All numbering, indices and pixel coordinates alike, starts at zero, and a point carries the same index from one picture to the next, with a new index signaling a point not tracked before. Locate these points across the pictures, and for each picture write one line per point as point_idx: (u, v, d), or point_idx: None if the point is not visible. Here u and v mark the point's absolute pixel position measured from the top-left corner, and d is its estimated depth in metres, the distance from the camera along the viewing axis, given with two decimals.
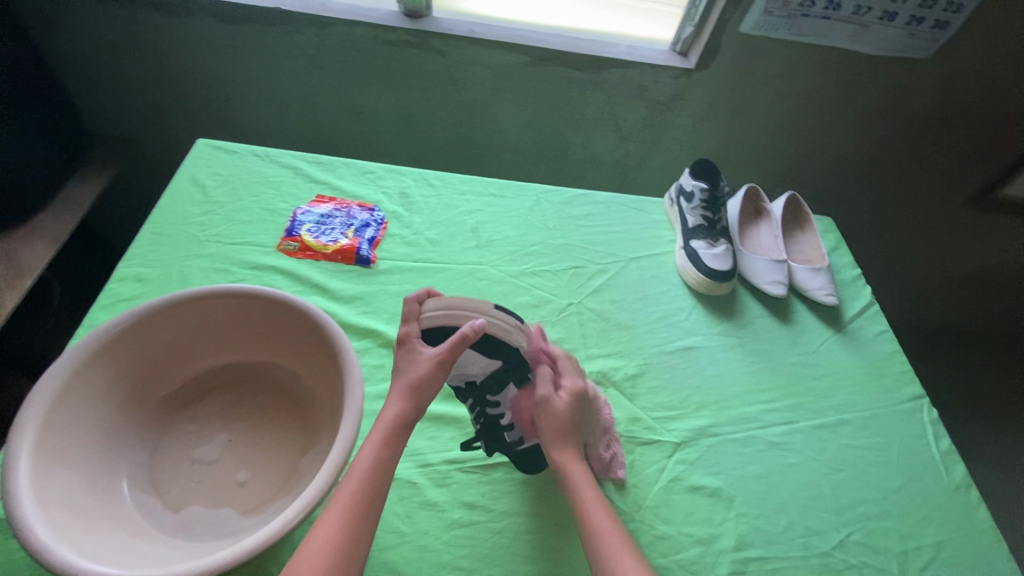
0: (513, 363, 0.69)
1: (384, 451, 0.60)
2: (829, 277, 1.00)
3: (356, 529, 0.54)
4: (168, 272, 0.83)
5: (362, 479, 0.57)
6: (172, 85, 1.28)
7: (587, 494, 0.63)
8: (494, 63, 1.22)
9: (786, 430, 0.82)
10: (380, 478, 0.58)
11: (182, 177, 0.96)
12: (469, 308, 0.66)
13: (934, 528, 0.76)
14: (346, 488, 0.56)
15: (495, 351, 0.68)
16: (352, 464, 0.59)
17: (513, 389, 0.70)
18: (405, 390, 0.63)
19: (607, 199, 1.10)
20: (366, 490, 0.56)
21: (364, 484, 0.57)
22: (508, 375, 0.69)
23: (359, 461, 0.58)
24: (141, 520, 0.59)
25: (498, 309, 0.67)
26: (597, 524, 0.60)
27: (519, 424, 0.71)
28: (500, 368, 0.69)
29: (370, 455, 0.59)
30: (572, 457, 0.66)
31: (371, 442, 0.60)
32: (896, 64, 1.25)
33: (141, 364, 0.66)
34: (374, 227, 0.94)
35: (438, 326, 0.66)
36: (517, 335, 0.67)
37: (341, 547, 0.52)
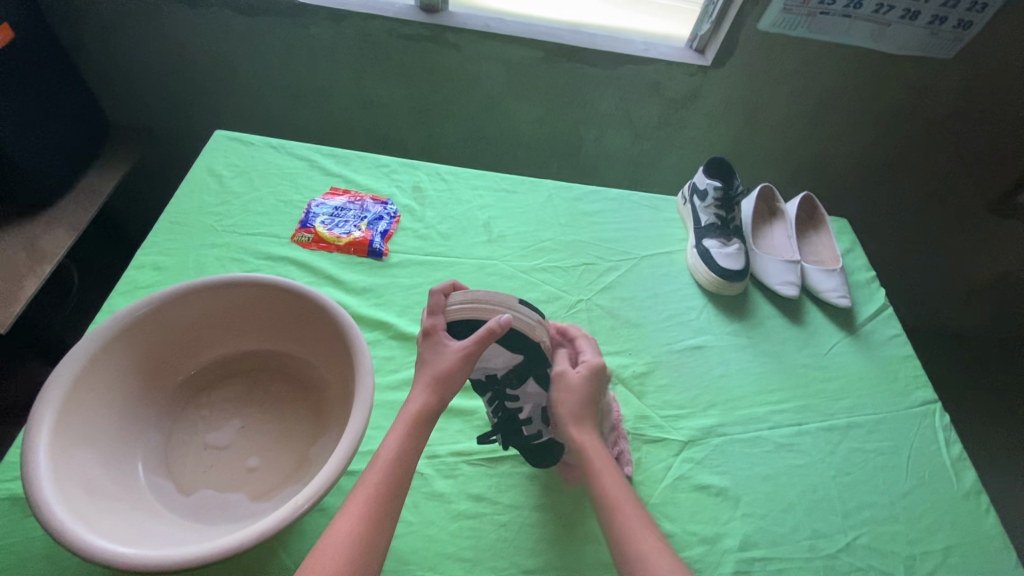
0: (536, 358, 0.68)
1: (407, 443, 0.59)
2: (843, 279, 0.99)
3: (379, 521, 0.54)
4: (185, 260, 0.84)
5: (385, 470, 0.57)
6: (191, 77, 1.30)
7: (606, 476, 0.62)
8: (509, 58, 1.22)
9: (794, 431, 0.82)
10: (402, 469, 0.58)
11: (200, 167, 0.97)
12: (495, 301, 0.65)
13: (942, 535, 0.75)
14: (369, 479, 0.56)
15: (520, 345, 0.67)
16: (376, 455, 0.59)
17: (534, 384, 0.69)
18: (430, 383, 0.62)
19: (619, 196, 1.10)
20: (389, 481, 0.56)
21: (387, 475, 0.57)
22: (530, 368, 0.68)
23: (382, 453, 0.58)
24: (155, 502, 0.61)
25: (524, 304, 0.66)
26: (616, 506, 0.60)
27: (538, 418, 0.71)
28: (522, 362, 0.68)
29: (392, 446, 0.59)
30: (591, 437, 0.66)
31: (394, 435, 0.60)
32: (917, 64, 1.23)
33: (157, 349, 0.67)
34: (387, 221, 0.95)
35: (462, 320, 0.65)
36: (538, 329, 0.66)
37: (364, 540, 0.52)
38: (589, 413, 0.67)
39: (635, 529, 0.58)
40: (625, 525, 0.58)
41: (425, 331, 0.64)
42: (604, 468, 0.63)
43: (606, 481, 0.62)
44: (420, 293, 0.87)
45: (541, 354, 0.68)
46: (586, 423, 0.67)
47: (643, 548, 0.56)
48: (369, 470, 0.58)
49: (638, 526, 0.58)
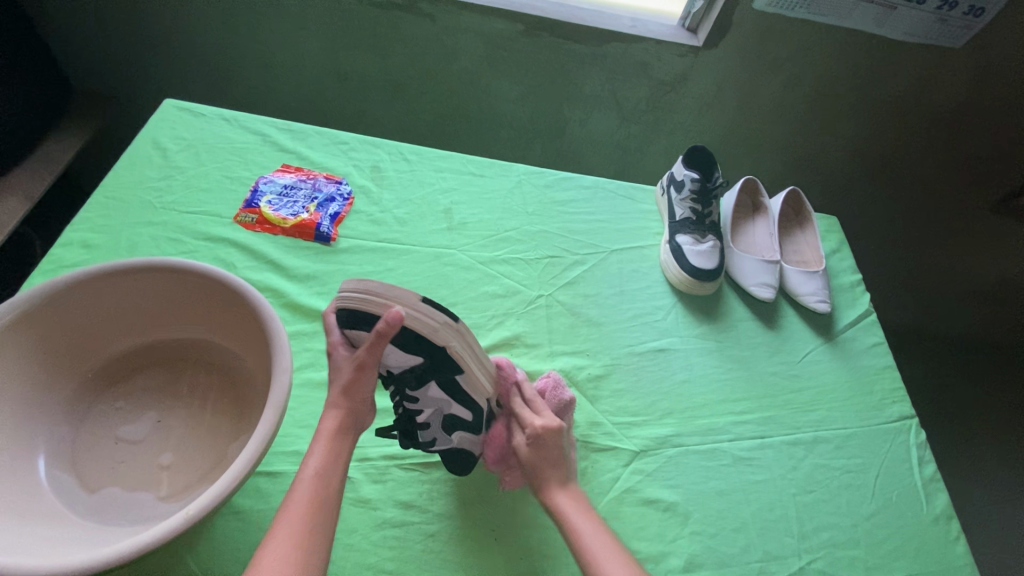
0: (440, 362, 0.60)
1: (328, 459, 0.55)
2: (824, 282, 0.93)
3: (315, 540, 0.50)
4: (118, 239, 0.80)
5: (313, 488, 0.53)
6: (158, 41, 1.22)
7: (578, 517, 0.59)
8: (486, 31, 1.15)
9: (756, 444, 0.77)
10: (329, 485, 0.54)
11: (144, 139, 0.92)
12: (387, 293, 0.57)
13: (905, 562, 0.71)
14: (296, 499, 0.52)
15: (418, 348, 0.59)
16: (297, 477, 0.54)
17: (436, 388, 0.62)
18: (337, 395, 0.59)
19: (593, 184, 1.03)
20: (320, 497, 0.52)
21: (317, 493, 0.52)
22: (430, 373, 0.61)
23: (304, 474, 0.54)
24: (53, 499, 0.57)
25: (425, 302, 0.58)
26: (590, 547, 0.56)
27: (438, 424, 0.64)
28: (422, 364, 0.61)
29: (316, 465, 0.55)
30: (561, 479, 0.62)
31: (314, 452, 0.56)
32: (923, 53, 1.15)
33: (67, 335, 0.63)
34: (339, 202, 0.90)
35: (351, 311, 0.58)
36: (443, 334, 0.59)
37: (304, 561, 0.48)
38: (561, 464, 0.62)
39: (612, 568, 0.54)
40: (604, 568, 0.54)
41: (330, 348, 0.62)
42: (576, 511, 0.59)
43: (578, 520, 0.58)
44: None
45: (441, 361, 0.60)
46: (557, 471, 0.62)
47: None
48: (291, 492, 0.53)
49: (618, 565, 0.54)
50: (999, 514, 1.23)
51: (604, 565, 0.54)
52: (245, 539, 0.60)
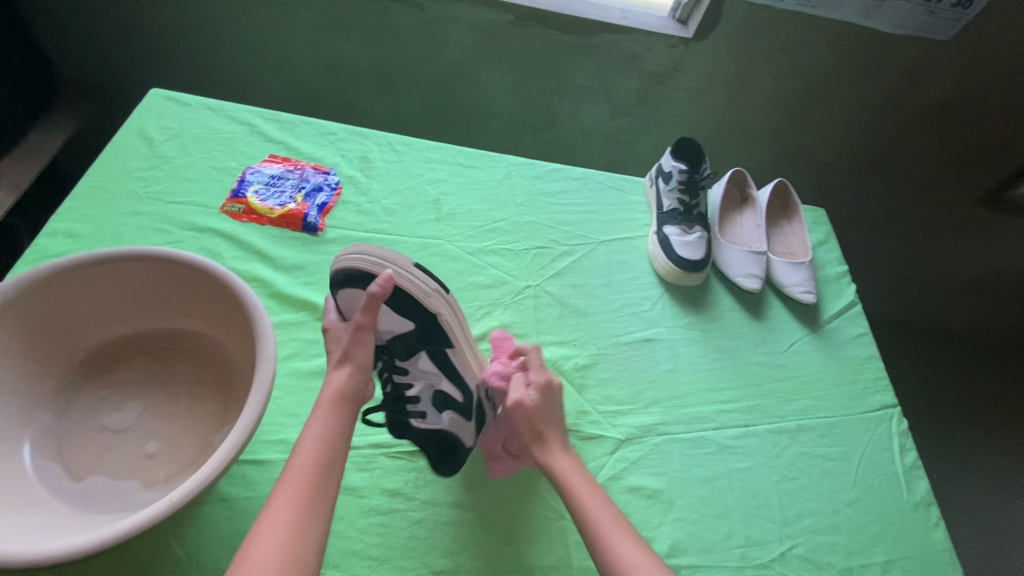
0: (429, 330, 0.66)
1: (331, 424, 0.55)
2: (810, 273, 0.93)
3: (317, 503, 0.49)
4: (103, 228, 0.80)
5: (316, 452, 0.52)
6: (145, 28, 1.21)
7: (583, 488, 0.58)
8: (476, 21, 1.14)
9: (740, 433, 0.78)
10: (332, 449, 0.53)
11: (129, 128, 0.92)
12: (385, 257, 0.62)
13: (885, 547, 0.72)
14: (298, 464, 0.51)
15: (410, 313, 0.65)
16: (298, 443, 0.53)
17: (426, 360, 0.67)
18: (338, 362, 0.59)
19: (582, 175, 1.03)
20: (321, 462, 0.52)
21: (318, 458, 0.52)
22: (420, 342, 0.67)
23: (306, 440, 0.53)
24: (38, 487, 0.57)
25: (418, 268, 0.64)
26: (593, 517, 0.56)
27: (429, 401, 0.65)
28: (413, 332, 0.66)
29: (319, 430, 0.54)
30: (563, 449, 0.62)
31: (317, 418, 0.55)
32: (912, 45, 1.16)
33: (51, 324, 0.62)
34: (326, 192, 0.90)
35: (348, 272, 0.62)
36: (435, 299, 0.65)
37: (304, 523, 0.47)
38: (560, 429, 0.63)
39: (616, 538, 0.54)
40: (602, 532, 0.54)
41: (326, 329, 0.63)
42: (581, 483, 0.59)
43: (583, 491, 0.58)
44: None
45: (431, 328, 0.66)
46: (557, 438, 0.62)
47: (625, 557, 0.52)
48: (293, 457, 0.52)
49: (622, 536, 0.54)
50: (987, 503, 1.23)
51: (607, 535, 0.54)
52: (231, 526, 0.61)
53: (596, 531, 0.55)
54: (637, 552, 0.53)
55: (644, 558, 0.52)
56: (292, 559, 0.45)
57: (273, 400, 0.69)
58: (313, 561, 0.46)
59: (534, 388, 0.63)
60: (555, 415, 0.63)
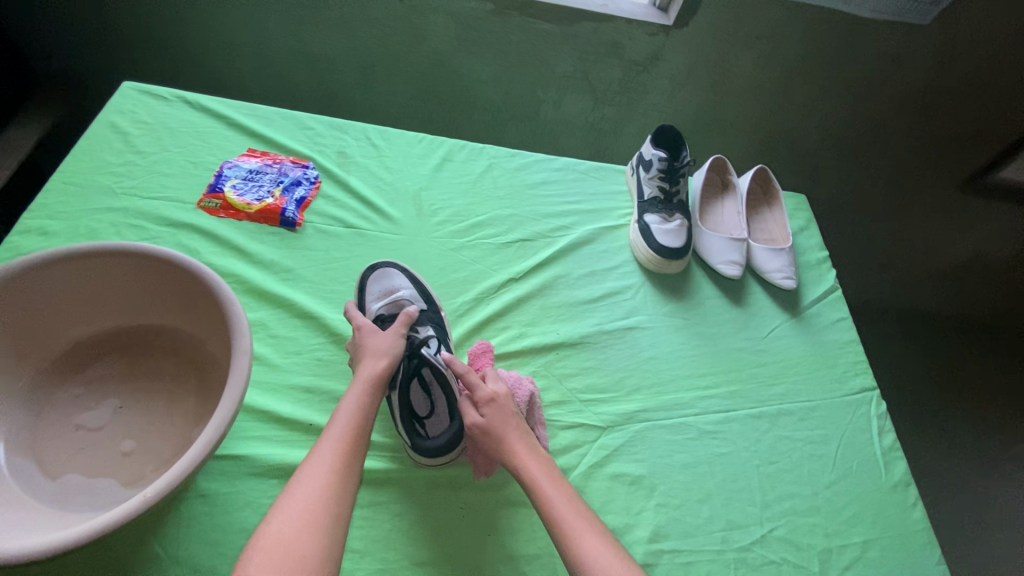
0: (437, 315, 0.77)
1: (367, 397, 0.61)
2: (791, 259, 0.94)
3: (351, 465, 0.55)
4: (77, 224, 0.79)
5: (351, 420, 0.58)
6: (120, 20, 1.18)
7: (550, 489, 0.59)
8: (455, 10, 1.13)
9: (721, 418, 0.78)
10: (364, 419, 0.59)
11: (102, 123, 0.90)
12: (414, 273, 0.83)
13: (864, 527, 0.73)
14: (335, 428, 0.57)
15: (427, 301, 0.78)
16: (335, 414, 0.59)
17: (436, 332, 0.75)
18: (379, 351, 0.66)
19: (564, 165, 1.03)
20: (354, 430, 0.57)
21: (352, 425, 0.58)
22: (432, 319, 0.76)
23: (342, 410, 0.59)
24: (14, 486, 0.56)
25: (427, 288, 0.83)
26: (562, 519, 0.56)
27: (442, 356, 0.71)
28: (428, 311, 0.77)
29: (353, 403, 0.60)
30: (529, 451, 0.62)
31: (355, 390, 0.62)
32: (891, 29, 1.17)
33: (22, 322, 0.61)
34: (305, 186, 0.89)
35: (389, 267, 0.80)
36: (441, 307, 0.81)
37: (339, 481, 0.53)
38: (523, 435, 0.63)
39: (587, 539, 0.54)
40: (574, 532, 0.55)
41: (357, 324, 0.69)
42: (549, 486, 0.59)
43: (551, 493, 0.58)
44: (334, 269, 0.82)
45: (440, 315, 0.78)
46: (521, 446, 0.62)
47: (593, 555, 0.53)
48: (332, 422, 0.58)
49: (593, 537, 0.54)
50: (969, 484, 1.25)
51: (577, 536, 0.54)
52: (211, 522, 0.60)
53: (565, 533, 0.55)
54: (607, 551, 0.53)
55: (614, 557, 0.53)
56: (327, 510, 0.50)
57: (252, 396, 0.69)
58: (346, 512, 0.51)
59: (486, 409, 0.64)
60: (515, 423, 0.64)
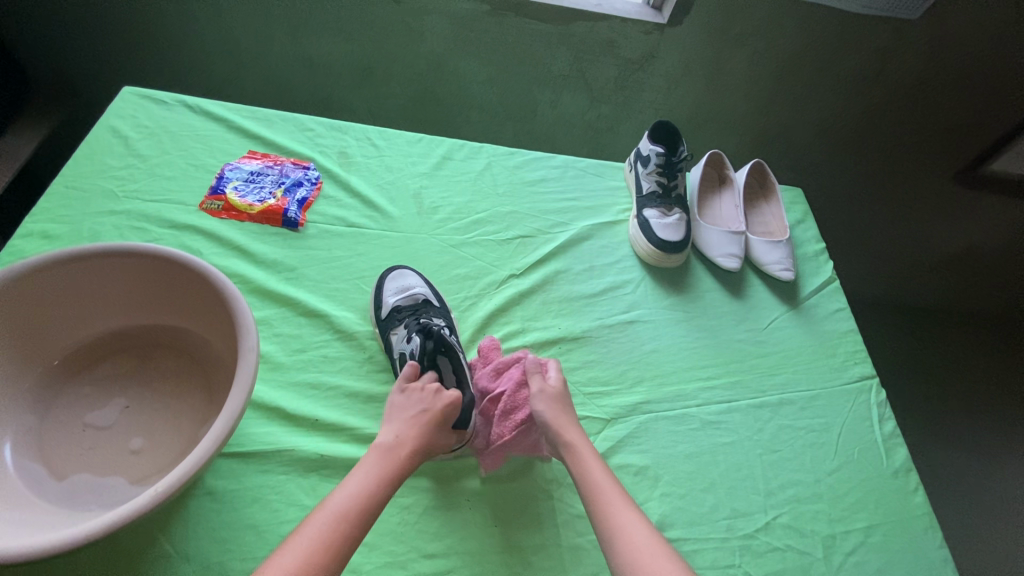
0: (447, 314, 0.79)
1: (381, 474, 0.56)
2: (789, 251, 0.95)
3: (338, 551, 0.48)
4: (79, 228, 0.79)
5: (359, 491, 0.53)
6: (117, 26, 1.19)
7: (593, 466, 0.61)
8: (451, 12, 1.14)
9: (723, 408, 0.79)
10: (370, 505, 0.53)
11: (102, 127, 0.91)
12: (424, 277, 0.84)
13: (867, 513, 0.74)
14: (340, 496, 0.52)
15: (439, 303, 0.80)
16: (345, 480, 0.54)
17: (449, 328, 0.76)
18: (421, 449, 0.60)
19: (562, 163, 1.04)
20: (354, 512, 0.51)
21: (357, 497, 0.53)
22: (444, 317, 0.78)
23: (352, 480, 0.54)
24: (22, 486, 0.57)
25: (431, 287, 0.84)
26: (601, 494, 0.58)
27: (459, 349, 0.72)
28: (439, 309, 0.79)
29: (366, 475, 0.55)
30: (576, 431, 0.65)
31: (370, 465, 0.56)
32: (881, 24, 1.18)
33: (26, 323, 0.62)
34: (307, 187, 0.90)
35: (401, 268, 0.82)
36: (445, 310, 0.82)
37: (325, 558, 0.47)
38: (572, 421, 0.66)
39: (622, 513, 0.56)
40: (610, 506, 0.57)
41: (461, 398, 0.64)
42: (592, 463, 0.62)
43: (593, 470, 0.61)
44: (337, 268, 0.83)
45: (450, 316, 0.80)
46: (572, 425, 0.65)
47: (628, 526, 0.55)
48: (341, 486, 0.54)
49: (628, 512, 0.57)
50: (970, 472, 1.26)
51: (612, 511, 0.57)
52: (220, 519, 0.61)
53: (603, 507, 0.57)
54: (640, 524, 0.55)
55: (644, 527, 0.55)
56: None
57: (257, 394, 0.69)
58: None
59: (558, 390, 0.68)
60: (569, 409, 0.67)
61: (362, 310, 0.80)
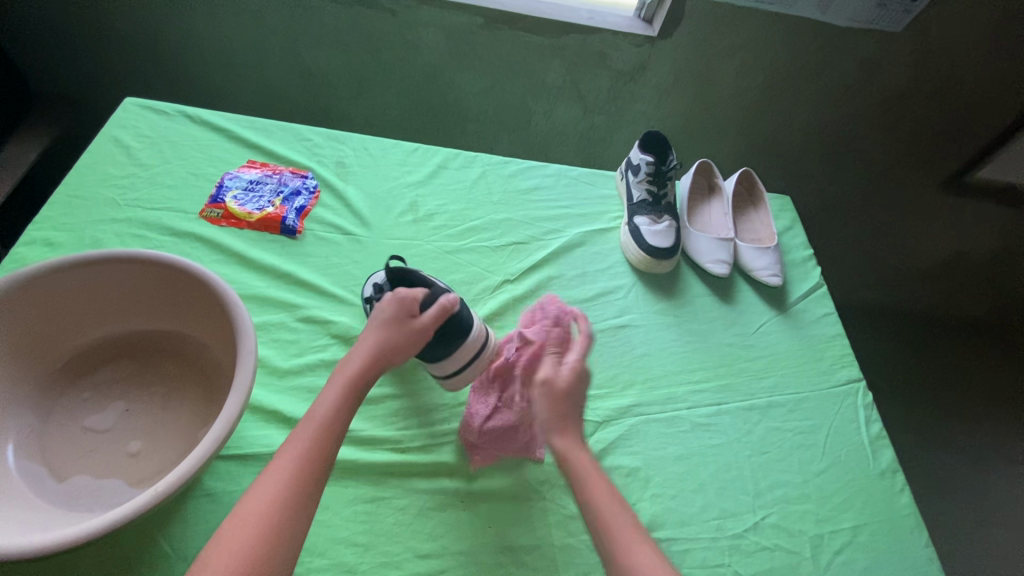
0: None
1: (343, 401, 0.57)
2: (776, 257, 0.97)
3: (302, 489, 0.50)
4: (81, 236, 0.81)
5: (321, 424, 0.54)
6: (120, 39, 1.21)
7: (592, 474, 0.58)
8: (447, 25, 1.17)
9: (713, 411, 0.81)
10: (330, 432, 0.54)
11: (105, 137, 0.92)
12: None
13: (854, 513, 0.75)
14: (302, 432, 0.54)
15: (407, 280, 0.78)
16: (309, 410, 0.56)
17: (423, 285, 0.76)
18: (382, 350, 0.60)
19: (556, 172, 1.06)
20: (316, 446, 0.53)
21: (318, 431, 0.54)
22: None
23: (315, 410, 0.56)
24: (23, 488, 0.58)
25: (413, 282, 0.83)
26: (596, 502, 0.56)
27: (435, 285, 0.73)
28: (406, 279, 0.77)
29: (328, 404, 0.56)
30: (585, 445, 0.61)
31: (333, 390, 0.57)
32: (866, 37, 1.21)
33: (29, 329, 0.63)
34: (305, 196, 0.92)
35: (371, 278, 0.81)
36: None
37: (288, 501, 0.49)
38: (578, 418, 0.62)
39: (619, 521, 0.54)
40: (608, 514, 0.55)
41: (398, 291, 0.64)
42: (599, 479, 0.57)
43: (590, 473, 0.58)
44: (334, 274, 0.85)
45: None
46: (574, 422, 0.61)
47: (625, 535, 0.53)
48: (304, 420, 0.55)
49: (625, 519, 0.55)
50: (959, 476, 1.28)
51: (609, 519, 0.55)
52: (218, 520, 0.62)
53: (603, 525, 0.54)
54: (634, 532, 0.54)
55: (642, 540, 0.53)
56: (259, 542, 0.47)
57: (254, 397, 0.70)
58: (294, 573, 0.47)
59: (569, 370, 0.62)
60: (578, 396, 0.62)
61: (358, 314, 0.81)
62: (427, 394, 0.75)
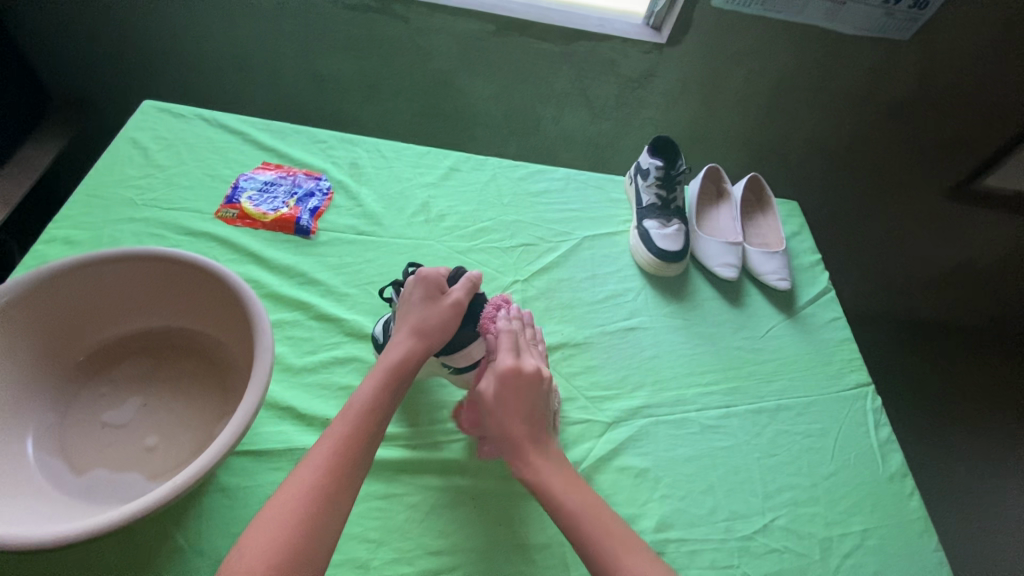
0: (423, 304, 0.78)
1: (381, 392, 0.60)
2: (784, 261, 0.98)
3: (338, 479, 0.53)
4: (99, 234, 0.82)
5: (357, 415, 0.58)
6: (138, 44, 1.23)
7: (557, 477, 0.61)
8: (458, 31, 1.18)
9: (722, 413, 0.81)
10: (368, 422, 0.58)
11: (123, 139, 0.94)
12: None
13: (864, 517, 0.75)
14: (339, 424, 0.57)
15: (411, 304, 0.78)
16: (347, 403, 0.59)
17: None
18: (418, 330, 0.65)
19: (565, 176, 1.07)
20: (351, 438, 0.56)
21: (353, 424, 0.57)
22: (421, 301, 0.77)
23: (355, 402, 0.59)
24: (42, 480, 0.58)
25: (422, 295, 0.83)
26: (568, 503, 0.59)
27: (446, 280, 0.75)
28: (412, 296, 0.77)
29: (364, 397, 0.59)
30: (540, 456, 0.63)
31: (372, 381, 0.61)
32: (874, 46, 1.22)
33: (50, 324, 0.64)
34: (318, 197, 0.93)
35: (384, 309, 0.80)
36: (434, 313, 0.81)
37: (325, 489, 0.52)
38: (525, 425, 0.64)
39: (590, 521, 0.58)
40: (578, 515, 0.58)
41: (424, 272, 0.68)
42: (568, 492, 0.60)
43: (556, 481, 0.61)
44: (347, 274, 0.86)
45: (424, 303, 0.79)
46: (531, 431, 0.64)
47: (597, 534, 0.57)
48: (342, 414, 0.58)
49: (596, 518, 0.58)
50: (967, 485, 1.27)
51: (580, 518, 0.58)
52: (233, 514, 0.62)
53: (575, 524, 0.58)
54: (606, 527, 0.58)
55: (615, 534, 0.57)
56: (299, 530, 0.49)
57: (269, 394, 0.71)
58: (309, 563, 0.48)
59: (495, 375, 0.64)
60: (519, 400, 0.64)
61: (371, 313, 0.82)
62: (437, 392, 0.76)
